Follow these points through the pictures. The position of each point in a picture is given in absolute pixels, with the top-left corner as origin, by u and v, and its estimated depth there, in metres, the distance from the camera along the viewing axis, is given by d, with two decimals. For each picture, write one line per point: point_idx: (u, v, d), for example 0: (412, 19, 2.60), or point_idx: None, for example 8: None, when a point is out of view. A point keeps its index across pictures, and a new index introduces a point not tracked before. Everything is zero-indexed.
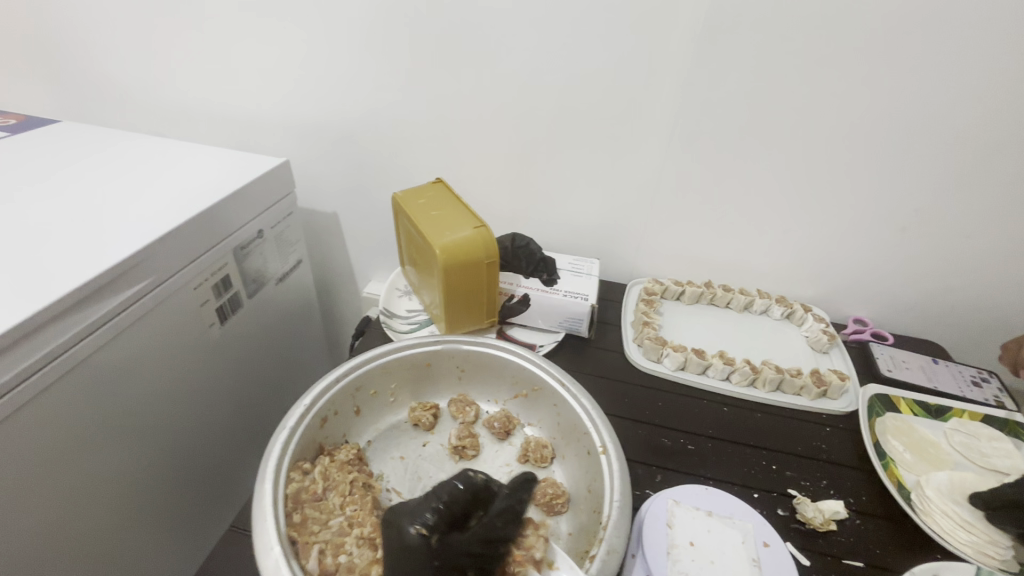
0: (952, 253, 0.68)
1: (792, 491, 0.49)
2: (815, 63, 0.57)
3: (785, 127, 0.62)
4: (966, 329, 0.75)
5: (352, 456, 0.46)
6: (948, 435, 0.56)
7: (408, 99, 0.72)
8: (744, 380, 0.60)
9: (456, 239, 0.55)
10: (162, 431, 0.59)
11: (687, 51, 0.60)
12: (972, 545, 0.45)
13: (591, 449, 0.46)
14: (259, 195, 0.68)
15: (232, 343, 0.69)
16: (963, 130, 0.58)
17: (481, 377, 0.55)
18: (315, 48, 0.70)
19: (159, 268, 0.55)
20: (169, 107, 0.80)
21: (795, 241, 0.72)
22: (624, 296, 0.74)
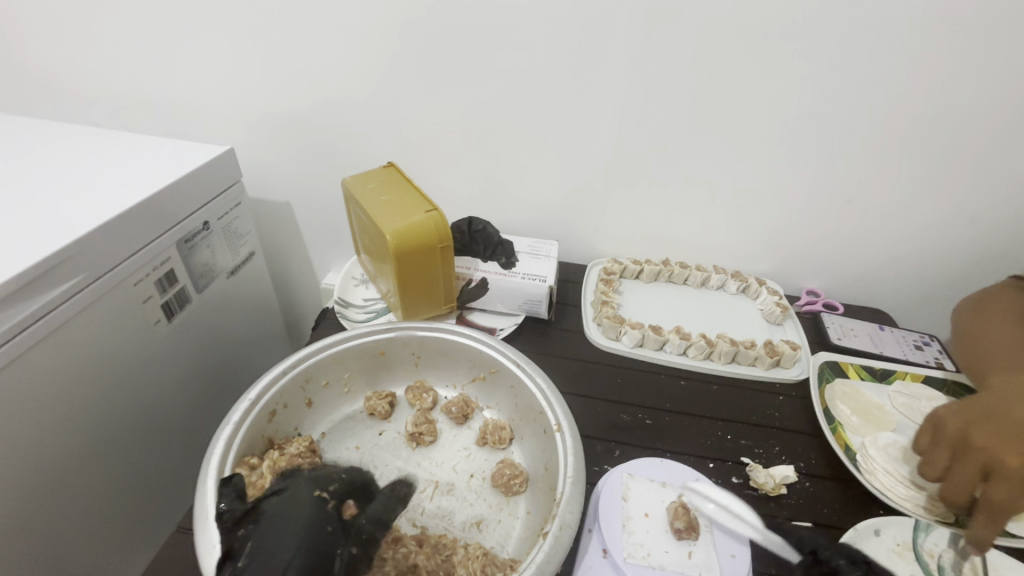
0: (895, 223, 0.70)
1: (745, 459, 0.51)
2: (760, 39, 0.57)
3: (737, 104, 0.62)
4: (909, 296, 0.78)
5: (304, 448, 0.45)
6: (892, 397, 0.58)
7: (355, 83, 0.69)
8: (700, 354, 0.61)
9: (408, 224, 0.53)
10: (108, 434, 0.57)
11: (635, 28, 0.59)
12: (911, 499, 0.46)
13: (547, 428, 0.46)
14: (203, 185, 0.65)
15: (181, 340, 0.66)
16: (901, 103, 0.60)
17: (438, 363, 0.54)
18: (255, 29, 0.66)
19: (95, 264, 0.52)
20: (101, 96, 0.76)
21: (748, 217, 0.73)
22: (583, 276, 0.74)
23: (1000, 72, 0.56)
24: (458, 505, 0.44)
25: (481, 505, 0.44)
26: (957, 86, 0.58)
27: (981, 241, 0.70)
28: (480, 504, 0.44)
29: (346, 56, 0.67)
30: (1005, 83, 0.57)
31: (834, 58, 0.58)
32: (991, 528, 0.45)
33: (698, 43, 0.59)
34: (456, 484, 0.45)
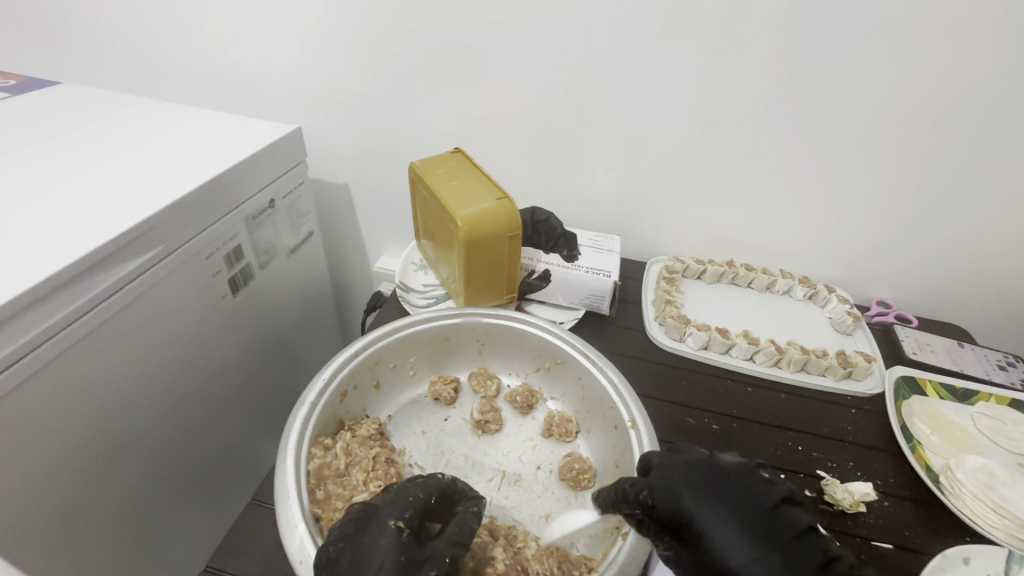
0: (984, 234, 0.66)
1: (820, 473, 0.49)
2: (852, 34, 0.54)
3: (822, 102, 0.60)
4: (992, 312, 0.73)
5: (374, 431, 0.45)
6: (975, 418, 0.55)
7: (422, 67, 0.69)
8: (768, 360, 0.58)
9: (479, 211, 0.53)
10: (178, 402, 0.59)
11: (718, 19, 0.56)
12: (1004, 528, 0.44)
13: (618, 423, 0.45)
14: (271, 164, 0.66)
15: (243, 315, 0.68)
16: (1005, 105, 0.56)
17: (502, 352, 0.53)
18: (327, 9, 0.66)
19: (170, 237, 0.53)
20: (174, 71, 0.77)
21: (820, 222, 0.70)
22: (643, 274, 0.72)
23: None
24: (526, 496, 0.43)
25: (549, 498, 0.43)
26: None
27: None
28: (548, 497, 0.43)
29: (416, 39, 0.66)
30: None
31: (936, 56, 0.54)
32: None
33: (787, 36, 0.56)
34: (522, 475, 0.45)
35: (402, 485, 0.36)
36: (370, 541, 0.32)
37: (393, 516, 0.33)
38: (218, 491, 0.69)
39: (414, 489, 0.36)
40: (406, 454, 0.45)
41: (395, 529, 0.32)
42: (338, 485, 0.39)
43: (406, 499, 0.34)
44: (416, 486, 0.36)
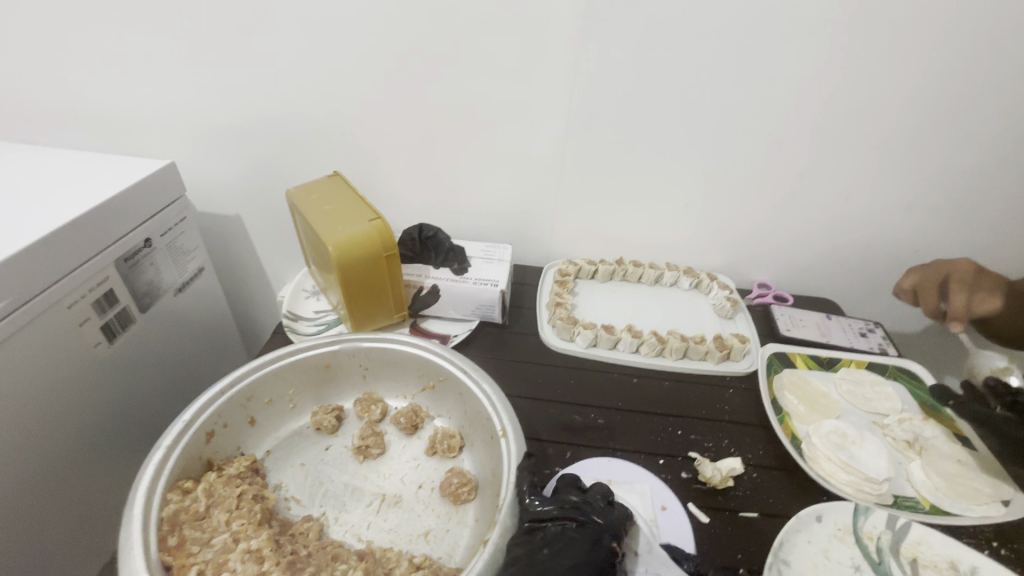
0: (838, 215, 0.72)
1: (693, 454, 0.51)
2: (694, 45, 0.59)
3: (686, 102, 0.63)
4: (854, 285, 0.80)
5: (244, 469, 0.45)
6: (837, 384, 0.60)
7: (296, 97, 0.68)
8: (652, 351, 0.62)
9: (350, 233, 0.53)
10: (53, 466, 0.53)
11: (572, 37, 0.60)
12: (851, 484, 0.49)
13: (493, 434, 0.47)
14: (145, 199, 0.62)
15: (126, 364, 0.62)
16: (834, 100, 0.61)
17: (387, 375, 0.55)
18: (189, 44, 0.64)
19: (20, 287, 0.47)
20: (24, 111, 0.71)
21: (697, 216, 0.75)
22: (540, 279, 0.75)
23: (936, 65, 0.58)
24: (406, 516, 0.45)
25: (429, 515, 0.45)
26: (884, 84, 0.60)
27: (921, 230, 0.72)
28: (428, 515, 0.45)
29: (292, 64, 0.65)
30: (928, 82, 0.59)
31: (780, 53, 0.59)
32: (925, 507, 0.48)
33: (647, 39, 0.59)
34: (403, 495, 0.46)
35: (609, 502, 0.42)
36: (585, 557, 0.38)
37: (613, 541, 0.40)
38: (98, 556, 0.62)
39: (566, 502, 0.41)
40: (281, 489, 0.47)
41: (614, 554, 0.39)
42: (196, 529, 0.40)
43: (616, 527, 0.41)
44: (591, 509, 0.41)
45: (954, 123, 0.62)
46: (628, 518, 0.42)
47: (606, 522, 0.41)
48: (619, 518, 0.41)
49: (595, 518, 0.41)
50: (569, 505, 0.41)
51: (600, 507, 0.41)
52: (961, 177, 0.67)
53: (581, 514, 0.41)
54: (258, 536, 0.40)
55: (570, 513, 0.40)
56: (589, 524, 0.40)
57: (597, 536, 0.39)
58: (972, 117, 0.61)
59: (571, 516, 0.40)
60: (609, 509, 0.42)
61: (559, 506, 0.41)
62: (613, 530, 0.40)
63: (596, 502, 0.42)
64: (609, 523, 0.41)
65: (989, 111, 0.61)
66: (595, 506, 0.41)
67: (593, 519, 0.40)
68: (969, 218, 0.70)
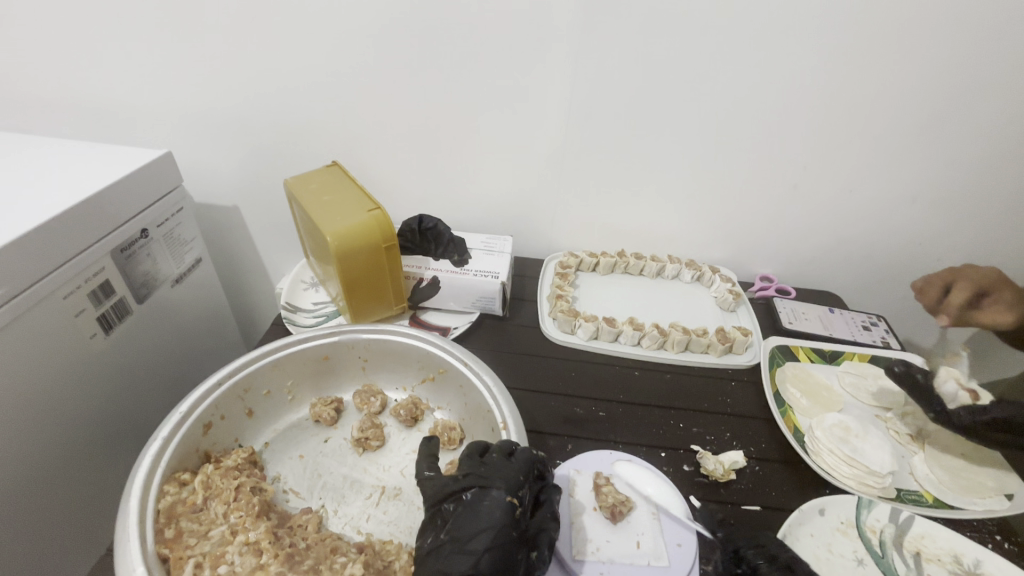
0: (841, 208, 0.71)
1: (695, 447, 0.51)
2: (698, 33, 0.58)
3: (691, 91, 0.62)
4: (857, 278, 0.80)
5: (242, 461, 0.45)
6: (840, 377, 0.60)
7: (294, 85, 0.67)
8: (654, 344, 0.61)
9: (348, 224, 0.52)
10: (50, 458, 0.52)
11: (574, 24, 0.58)
12: (855, 477, 0.48)
13: (494, 426, 0.47)
14: (142, 188, 0.61)
15: (122, 355, 0.61)
16: (839, 90, 0.61)
17: (386, 366, 0.54)
18: (184, 31, 0.63)
19: (13, 277, 0.46)
20: (18, 100, 0.70)
21: (700, 208, 0.74)
22: (541, 271, 0.75)
23: (944, 54, 0.57)
24: (406, 509, 0.44)
25: None
26: (890, 74, 0.59)
27: (926, 222, 0.72)
28: None
29: (289, 51, 0.64)
30: (936, 72, 0.58)
31: (785, 41, 0.58)
32: (930, 501, 0.48)
33: (651, 27, 0.58)
34: (403, 488, 0.46)
35: (506, 456, 0.41)
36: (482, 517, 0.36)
37: (509, 494, 0.37)
38: (95, 548, 0.62)
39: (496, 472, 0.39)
40: (280, 481, 0.46)
41: (509, 505, 0.37)
42: (193, 521, 0.39)
43: (514, 478, 0.38)
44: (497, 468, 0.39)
45: (960, 114, 0.61)
46: (526, 469, 0.40)
47: (501, 477, 0.39)
48: (511, 469, 0.39)
49: (490, 475, 0.39)
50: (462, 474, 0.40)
51: (495, 464, 0.40)
52: (969, 167, 0.66)
53: (475, 477, 0.39)
54: (256, 529, 0.40)
55: (465, 482, 0.39)
56: (484, 485, 0.38)
57: (485, 493, 0.38)
58: (980, 107, 0.60)
59: (464, 485, 0.39)
60: (505, 464, 0.40)
61: (455, 479, 0.40)
62: (505, 483, 0.38)
63: (492, 460, 0.40)
64: (501, 476, 0.39)
65: (997, 101, 0.60)
66: (486, 466, 0.40)
67: (482, 480, 0.39)
68: (975, 209, 0.69)
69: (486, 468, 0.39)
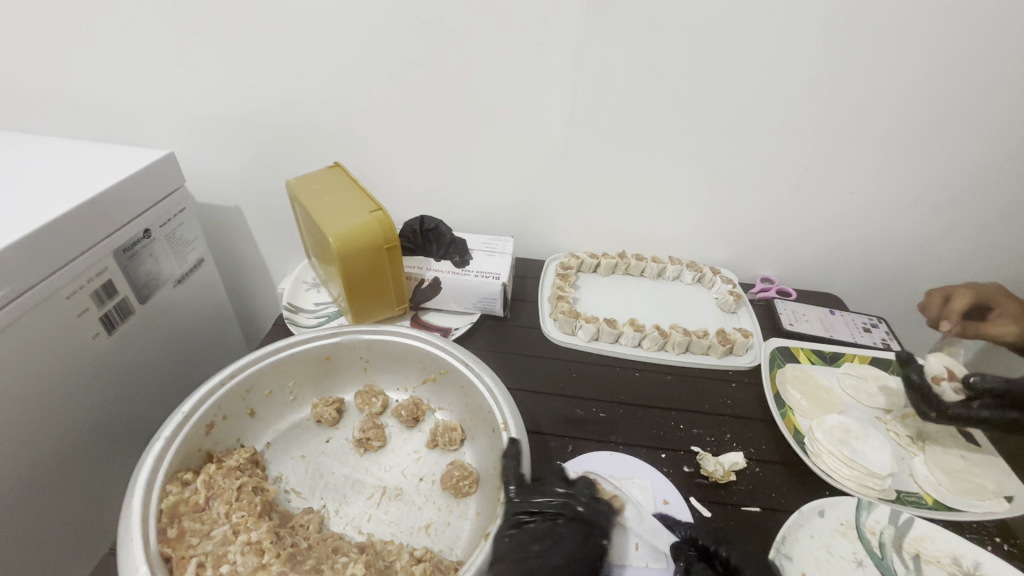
0: (842, 209, 0.71)
1: (695, 448, 0.51)
2: (699, 35, 0.58)
3: (692, 93, 0.62)
4: (858, 280, 0.80)
5: (244, 461, 0.45)
6: (840, 379, 0.60)
7: (296, 87, 0.67)
8: (654, 345, 0.61)
9: (350, 225, 0.52)
10: (52, 457, 0.53)
11: (576, 27, 0.59)
12: (854, 479, 0.48)
13: (495, 427, 0.47)
14: (143, 189, 0.61)
15: (124, 355, 0.61)
16: (839, 93, 0.61)
17: (387, 367, 0.55)
18: (187, 33, 0.63)
19: (16, 277, 0.46)
20: (24, 100, 0.70)
21: (701, 210, 0.74)
22: (542, 272, 0.75)
23: (944, 57, 0.57)
24: (407, 509, 0.45)
25: (430, 508, 0.45)
26: (891, 76, 0.59)
27: (926, 225, 0.72)
28: (429, 507, 0.45)
29: (291, 53, 0.64)
30: (936, 75, 0.58)
31: (786, 44, 0.58)
32: (929, 503, 0.48)
33: (652, 29, 0.58)
34: (404, 488, 0.46)
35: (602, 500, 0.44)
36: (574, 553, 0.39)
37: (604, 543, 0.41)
38: (95, 549, 0.62)
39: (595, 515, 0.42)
40: (281, 481, 0.46)
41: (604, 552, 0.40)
42: (195, 521, 0.39)
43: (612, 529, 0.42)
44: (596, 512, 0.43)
45: (961, 117, 0.61)
46: (612, 518, 0.43)
47: (598, 522, 0.42)
48: (607, 520, 0.43)
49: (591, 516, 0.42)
50: (559, 501, 0.42)
51: (596, 505, 0.43)
52: (970, 170, 0.66)
53: (573, 512, 0.41)
54: (258, 528, 0.40)
55: (560, 511, 0.41)
56: (583, 521, 0.41)
57: (581, 531, 0.41)
58: (980, 110, 0.60)
59: (561, 513, 0.41)
60: (600, 506, 0.43)
61: (551, 505, 0.42)
62: (600, 528, 0.41)
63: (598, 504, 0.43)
64: (597, 520, 0.42)
65: (998, 104, 0.60)
66: (589, 505, 0.42)
67: (580, 516, 0.41)
68: (975, 212, 0.69)
69: (588, 507, 0.42)
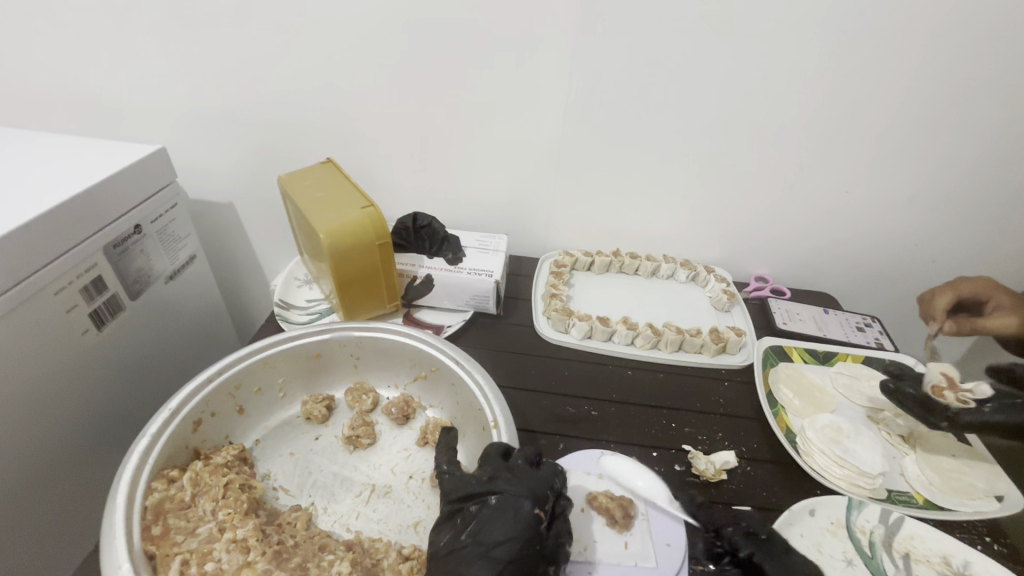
0: (837, 208, 0.71)
1: (687, 446, 0.51)
2: (694, 32, 0.58)
3: (688, 90, 0.62)
4: (852, 279, 0.80)
5: (231, 458, 0.45)
6: (833, 378, 0.60)
7: (289, 82, 0.67)
8: (647, 343, 0.61)
9: (341, 221, 0.52)
10: (40, 453, 0.52)
11: (570, 23, 0.58)
12: (846, 478, 0.48)
13: (485, 424, 0.47)
14: (134, 184, 0.61)
15: (114, 352, 0.61)
16: (834, 91, 0.61)
17: (378, 364, 0.54)
18: (179, 27, 0.63)
19: (4, 272, 0.46)
20: (14, 93, 0.70)
21: (696, 208, 0.74)
22: (536, 270, 0.74)
23: (939, 56, 0.57)
24: (396, 507, 0.44)
25: (419, 506, 0.45)
26: (886, 76, 0.59)
27: (921, 224, 0.72)
28: (418, 505, 0.45)
29: (283, 47, 0.63)
30: (930, 74, 0.58)
31: (780, 42, 0.57)
32: (919, 502, 0.48)
33: (647, 26, 0.58)
34: (393, 486, 0.46)
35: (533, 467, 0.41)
36: (502, 521, 0.37)
37: (537, 506, 0.38)
38: (80, 548, 0.61)
39: (525, 480, 0.39)
40: (269, 478, 0.46)
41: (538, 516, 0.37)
42: (180, 518, 0.39)
43: (546, 490, 0.39)
44: (529, 476, 0.40)
45: (956, 116, 0.61)
46: (550, 482, 0.40)
47: (527, 486, 0.39)
48: (538, 482, 0.39)
49: (516, 483, 0.39)
50: (488, 477, 0.40)
51: (522, 470, 0.40)
52: (964, 170, 0.66)
53: (499, 483, 0.39)
54: (244, 526, 0.40)
55: (492, 485, 0.39)
56: (511, 491, 0.38)
57: (514, 500, 0.38)
58: (975, 109, 0.60)
59: (490, 488, 0.39)
60: (532, 473, 0.40)
61: (480, 481, 0.40)
62: (531, 494, 0.38)
63: (520, 467, 0.40)
64: (527, 485, 0.39)
65: (992, 103, 0.60)
66: (513, 473, 0.40)
67: (508, 486, 0.39)
68: (969, 212, 0.69)
69: (512, 474, 0.40)
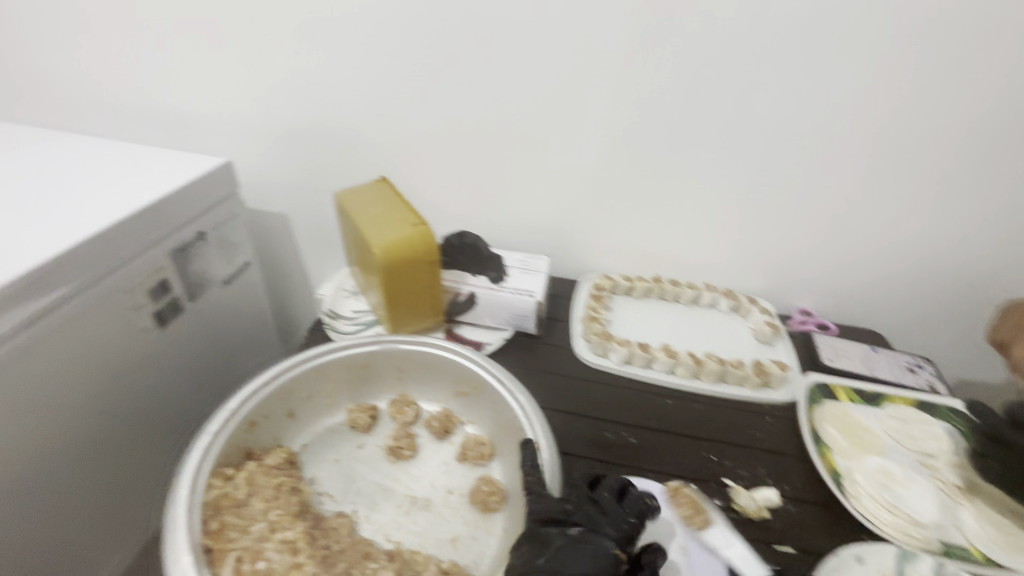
0: (887, 244, 0.70)
1: (727, 481, 0.50)
2: (743, 65, 0.59)
3: (737, 121, 0.63)
4: (903, 318, 0.77)
5: (282, 460, 0.47)
6: (883, 421, 0.57)
7: (348, 103, 0.70)
8: (686, 372, 0.61)
9: (394, 236, 0.54)
10: (104, 440, 0.56)
11: (621, 54, 0.60)
12: (896, 526, 0.46)
13: (525, 444, 0.47)
14: (199, 194, 0.64)
15: (171, 351, 0.64)
16: (886, 127, 0.60)
17: (421, 377, 0.56)
18: (254, 50, 0.68)
19: (90, 269, 0.51)
20: (103, 106, 0.76)
21: (740, 237, 0.73)
22: (574, 293, 0.75)
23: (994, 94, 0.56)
24: (434, 521, 0.45)
25: (457, 521, 0.45)
26: (939, 112, 0.58)
27: (977, 263, 0.69)
28: (456, 521, 0.45)
29: (347, 70, 0.68)
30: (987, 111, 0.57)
31: (831, 77, 0.58)
32: (978, 558, 0.46)
33: (696, 58, 0.59)
34: (433, 499, 0.47)
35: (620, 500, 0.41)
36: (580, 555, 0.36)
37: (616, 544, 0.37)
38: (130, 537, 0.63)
39: (621, 516, 0.40)
40: (315, 483, 0.48)
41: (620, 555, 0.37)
42: (235, 515, 0.41)
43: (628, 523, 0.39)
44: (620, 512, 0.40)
45: (1014, 154, 0.60)
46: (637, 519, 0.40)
47: (612, 525, 0.39)
48: (617, 518, 0.39)
49: (599, 518, 0.39)
50: (570, 506, 0.40)
51: (608, 504, 0.40)
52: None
53: (583, 517, 0.39)
54: (294, 528, 0.42)
55: (571, 517, 0.39)
56: (592, 527, 0.38)
57: (594, 535, 0.38)
58: None
59: (571, 519, 0.39)
60: (618, 508, 0.40)
61: (559, 505, 0.40)
62: (616, 534, 0.38)
63: (604, 499, 0.40)
64: (611, 524, 0.39)
65: None
66: (597, 506, 0.40)
67: (589, 519, 0.39)
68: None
69: (597, 509, 0.40)
